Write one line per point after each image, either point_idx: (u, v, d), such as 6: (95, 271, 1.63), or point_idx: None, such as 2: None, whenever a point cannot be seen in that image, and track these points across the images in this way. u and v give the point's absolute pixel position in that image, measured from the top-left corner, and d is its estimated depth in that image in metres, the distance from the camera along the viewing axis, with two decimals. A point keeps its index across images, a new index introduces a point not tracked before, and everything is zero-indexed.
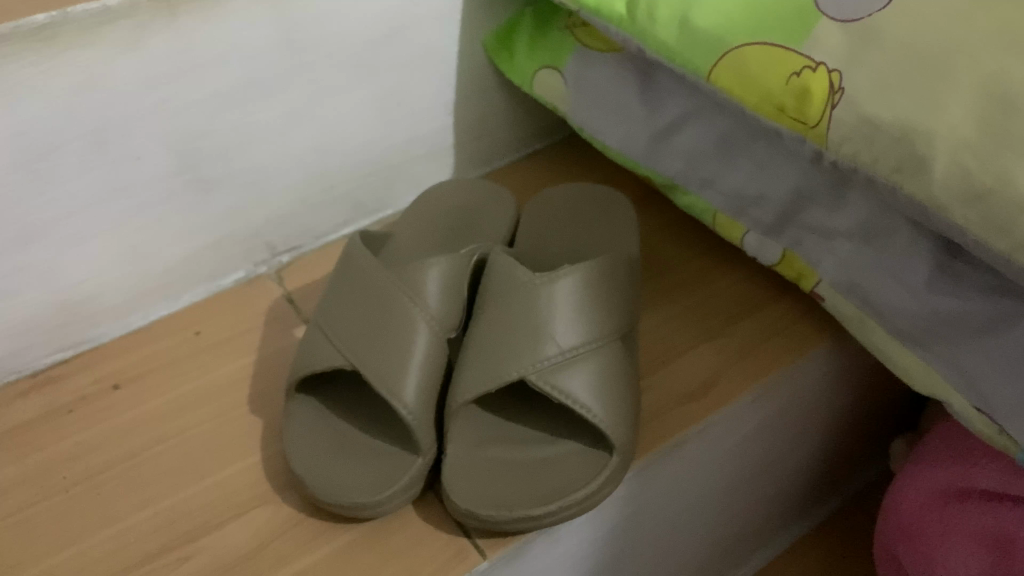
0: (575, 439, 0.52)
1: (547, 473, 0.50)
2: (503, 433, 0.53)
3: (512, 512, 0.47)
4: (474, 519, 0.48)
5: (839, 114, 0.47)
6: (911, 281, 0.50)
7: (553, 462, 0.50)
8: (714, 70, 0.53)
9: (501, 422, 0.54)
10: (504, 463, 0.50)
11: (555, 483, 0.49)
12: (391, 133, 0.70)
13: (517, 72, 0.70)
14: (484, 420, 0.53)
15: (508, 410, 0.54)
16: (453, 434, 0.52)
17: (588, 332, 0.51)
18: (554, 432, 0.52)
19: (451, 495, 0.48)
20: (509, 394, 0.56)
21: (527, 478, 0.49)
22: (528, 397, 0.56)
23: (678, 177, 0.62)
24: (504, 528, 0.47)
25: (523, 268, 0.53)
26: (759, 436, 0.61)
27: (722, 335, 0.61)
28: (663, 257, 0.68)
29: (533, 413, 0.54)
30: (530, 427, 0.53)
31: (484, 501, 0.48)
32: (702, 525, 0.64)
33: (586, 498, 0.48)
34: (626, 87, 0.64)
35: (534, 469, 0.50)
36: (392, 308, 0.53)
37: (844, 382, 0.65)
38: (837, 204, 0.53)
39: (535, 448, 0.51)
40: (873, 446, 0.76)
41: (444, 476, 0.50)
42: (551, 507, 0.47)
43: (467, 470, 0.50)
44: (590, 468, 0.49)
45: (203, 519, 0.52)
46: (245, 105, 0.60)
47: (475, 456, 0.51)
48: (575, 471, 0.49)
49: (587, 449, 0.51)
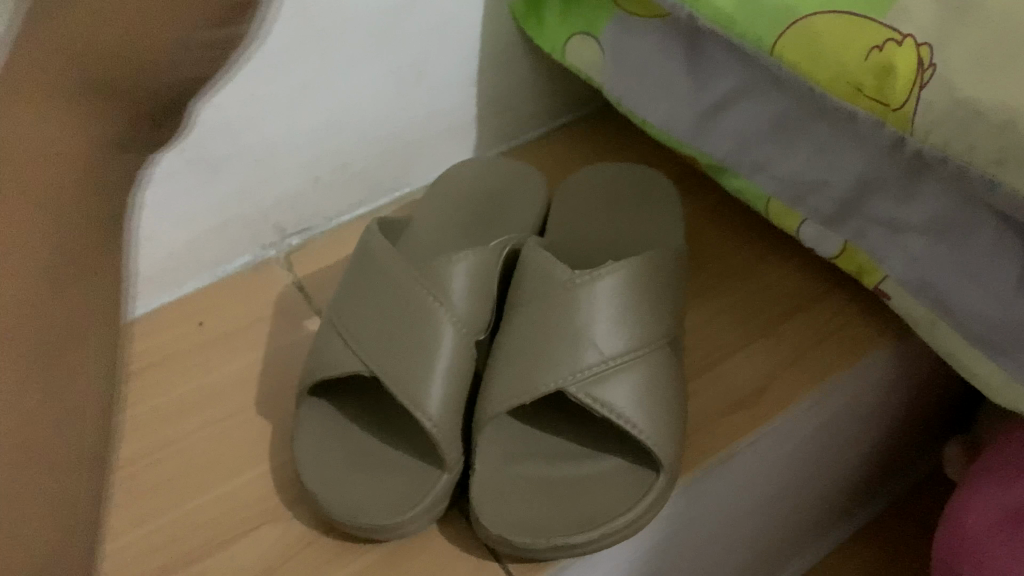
0: (617, 455, 0.47)
1: (587, 493, 0.45)
2: (538, 447, 0.48)
3: (548, 539, 0.42)
4: (505, 546, 0.43)
5: (929, 95, 0.41)
6: (995, 283, 0.44)
7: (593, 481, 0.45)
8: (779, 42, 0.46)
9: (536, 434, 0.49)
10: (539, 481, 0.46)
11: (597, 506, 0.44)
12: (410, 106, 0.64)
13: (548, 38, 0.65)
14: (518, 433, 0.49)
15: (543, 421, 0.50)
16: (481, 449, 0.47)
17: (633, 337, 0.46)
18: (594, 445, 0.48)
19: (479, 518, 0.44)
20: (543, 402, 0.51)
21: (564, 499, 0.44)
22: (566, 406, 0.51)
23: (727, 159, 0.56)
24: (539, 556, 0.43)
25: (560, 265, 0.48)
26: (812, 442, 0.56)
27: (773, 335, 0.55)
28: (706, 247, 0.62)
29: (571, 425, 0.49)
30: (568, 441, 0.48)
31: (518, 525, 0.43)
32: (747, 536, 0.59)
33: (630, 524, 0.43)
34: (669, 58, 0.57)
35: (572, 489, 0.45)
36: (416, 308, 0.48)
37: (902, 384, 0.59)
38: (910, 194, 0.46)
39: (573, 465, 0.47)
40: (924, 446, 0.71)
41: (471, 495, 0.45)
42: (591, 535, 0.42)
43: (498, 490, 0.45)
44: (633, 488, 0.45)
45: (208, 536, 0.48)
46: (251, 77, 0.54)
47: (507, 474, 0.46)
48: (617, 492, 0.45)
49: (630, 466, 0.46)
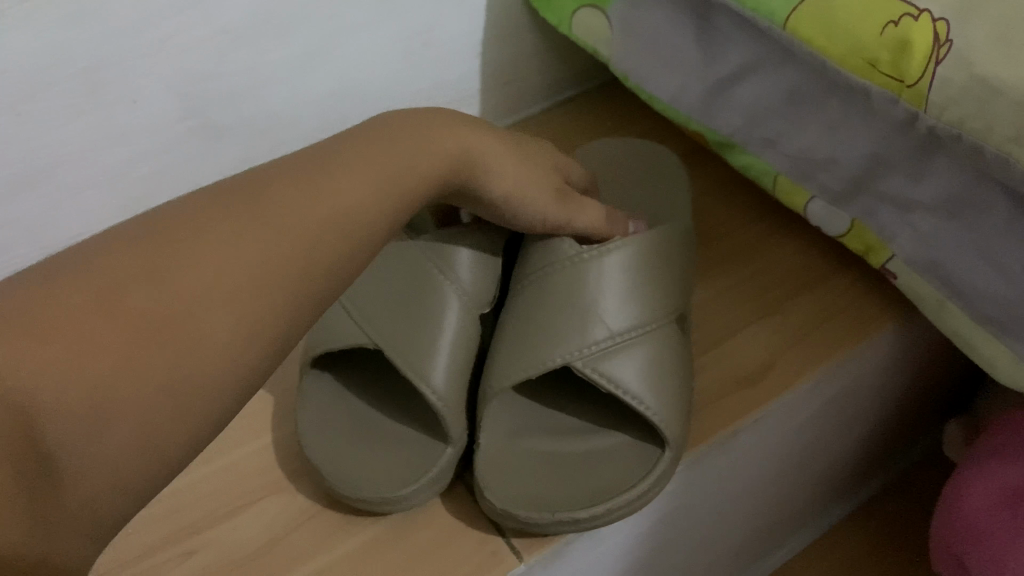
0: (624, 430, 0.47)
1: (593, 469, 0.45)
2: (544, 423, 0.48)
3: (554, 514, 0.42)
4: (510, 520, 0.43)
5: (945, 71, 0.40)
6: (1006, 262, 0.43)
7: (600, 456, 0.45)
8: (793, 17, 0.46)
9: (541, 410, 0.49)
10: (544, 456, 0.46)
11: (603, 481, 0.44)
12: (416, 77, 0.63)
13: (557, 10, 0.64)
14: (523, 408, 0.49)
15: (549, 398, 0.50)
16: (485, 424, 0.47)
17: (641, 312, 0.46)
18: (601, 422, 0.48)
19: (484, 492, 0.43)
20: (549, 379, 0.51)
21: (571, 474, 0.44)
22: (571, 383, 0.51)
23: (736, 135, 0.56)
24: (546, 531, 0.42)
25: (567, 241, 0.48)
26: (816, 420, 0.56)
27: (779, 313, 0.55)
28: (712, 224, 0.62)
29: (577, 402, 0.49)
30: (574, 417, 0.48)
31: (523, 500, 0.43)
32: (748, 512, 0.59)
33: (636, 500, 0.43)
34: (680, 31, 0.56)
35: (579, 464, 0.45)
36: (421, 283, 0.48)
37: (907, 362, 0.59)
38: (920, 172, 0.46)
39: (579, 440, 0.47)
40: (925, 425, 0.71)
41: (474, 468, 0.45)
42: (597, 510, 0.42)
43: (503, 463, 0.45)
44: (639, 463, 0.44)
45: (211, 508, 0.48)
46: (254, 43, 0.53)
47: (512, 448, 0.46)
48: (624, 467, 0.44)
49: (635, 442, 0.46)
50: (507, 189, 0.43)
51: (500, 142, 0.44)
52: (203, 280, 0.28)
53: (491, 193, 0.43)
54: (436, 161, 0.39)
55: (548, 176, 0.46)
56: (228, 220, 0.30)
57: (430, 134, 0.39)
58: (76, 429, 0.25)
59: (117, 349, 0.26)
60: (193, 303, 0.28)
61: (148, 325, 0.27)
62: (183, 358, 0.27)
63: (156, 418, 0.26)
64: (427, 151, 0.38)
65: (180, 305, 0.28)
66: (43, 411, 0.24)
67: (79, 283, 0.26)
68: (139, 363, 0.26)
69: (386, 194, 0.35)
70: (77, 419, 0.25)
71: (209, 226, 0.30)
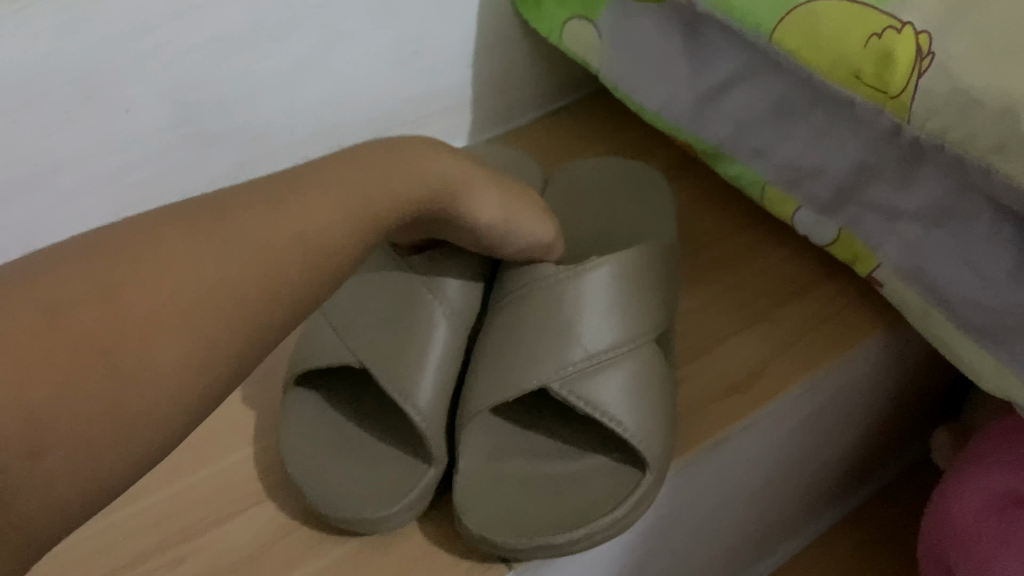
0: (604, 455, 0.47)
1: (572, 494, 0.45)
2: (524, 448, 0.48)
3: (532, 539, 0.41)
4: (488, 546, 0.42)
5: (927, 82, 0.40)
6: (989, 270, 0.44)
7: (580, 481, 0.46)
8: (780, 28, 0.46)
9: (524, 434, 0.49)
10: (525, 481, 0.46)
11: (582, 505, 0.44)
12: (410, 84, 0.64)
13: (547, 20, 0.64)
14: (504, 432, 0.49)
15: (531, 422, 0.50)
16: (466, 446, 0.47)
17: (625, 330, 0.46)
18: (581, 445, 0.48)
19: (462, 518, 0.43)
20: (532, 402, 0.51)
21: (551, 499, 0.45)
22: (552, 406, 0.51)
23: (725, 144, 0.56)
24: (524, 557, 0.42)
25: (546, 264, 0.49)
26: (804, 427, 0.56)
27: (768, 321, 0.56)
28: (702, 234, 0.62)
29: (559, 425, 0.50)
30: (555, 441, 0.48)
31: (501, 524, 0.43)
32: (737, 519, 0.59)
33: (614, 525, 0.43)
34: (669, 41, 0.57)
35: (558, 489, 0.45)
36: (410, 303, 0.49)
37: (895, 370, 0.60)
38: (907, 180, 0.46)
39: (559, 464, 0.47)
40: (914, 432, 0.71)
41: (455, 494, 0.45)
42: (575, 535, 0.41)
43: (481, 491, 0.45)
44: (620, 487, 0.44)
45: (203, 515, 0.48)
46: (249, 50, 0.54)
47: (494, 473, 0.46)
48: (604, 490, 0.45)
49: (615, 465, 0.46)
50: (498, 214, 0.45)
51: (495, 177, 0.46)
52: (181, 292, 0.28)
53: (484, 217, 0.44)
54: (424, 189, 0.40)
55: (534, 203, 0.48)
56: (198, 237, 0.29)
57: (425, 159, 0.41)
58: (24, 453, 0.24)
59: (65, 373, 0.25)
60: (151, 323, 0.27)
61: (99, 341, 0.26)
62: (137, 380, 0.26)
63: (101, 442, 0.25)
64: (415, 168, 0.39)
65: (135, 325, 0.27)
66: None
67: (32, 299, 0.26)
68: (87, 389, 0.25)
69: (373, 207, 0.36)
70: (23, 442, 0.24)
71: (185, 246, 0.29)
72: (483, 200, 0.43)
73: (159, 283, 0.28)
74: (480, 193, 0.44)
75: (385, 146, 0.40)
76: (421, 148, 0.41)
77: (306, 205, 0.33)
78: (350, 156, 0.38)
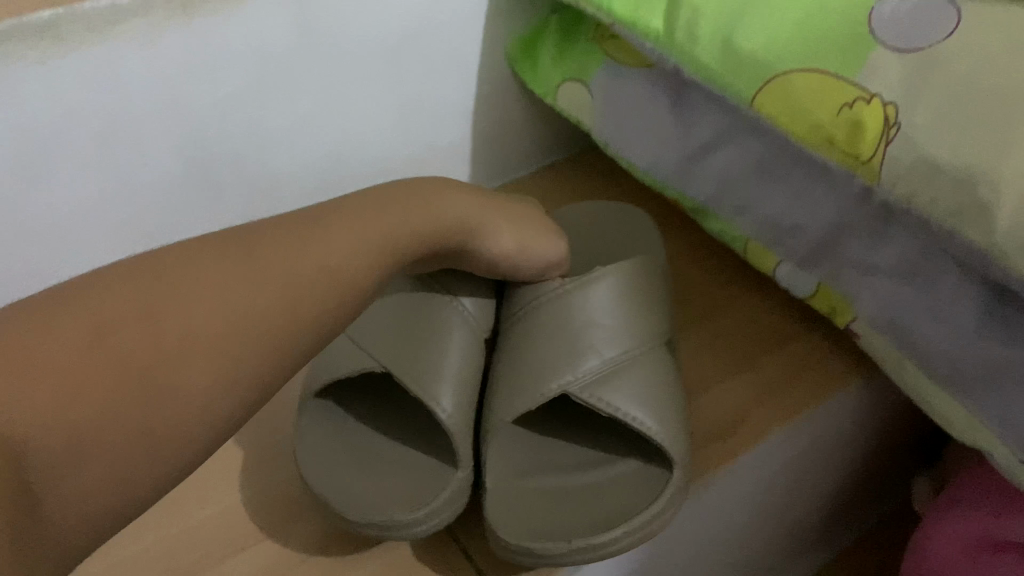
0: (630, 458, 0.49)
1: (601, 500, 0.47)
2: (548, 460, 0.50)
3: (571, 541, 0.43)
4: (526, 557, 0.44)
5: (895, 150, 0.44)
6: (955, 323, 0.47)
7: (606, 489, 0.47)
8: (759, 96, 0.49)
9: (548, 446, 0.51)
10: (551, 492, 0.48)
11: (613, 509, 0.46)
12: (409, 140, 0.67)
13: (541, 81, 0.68)
14: (524, 446, 0.51)
15: (557, 431, 0.53)
16: (492, 463, 0.49)
17: (631, 337, 0.50)
18: (606, 454, 0.50)
19: (496, 530, 0.45)
20: (555, 415, 0.54)
21: (579, 505, 0.46)
22: (573, 421, 0.54)
23: (710, 202, 0.59)
24: (564, 561, 0.43)
25: (550, 283, 0.53)
26: (785, 472, 0.58)
27: (750, 369, 0.58)
28: (688, 285, 0.65)
29: (582, 436, 0.52)
30: (580, 450, 0.51)
31: (535, 534, 0.44)
32: (720, 562, 0.61)
33: (649, 521, 0.44)
34: (656, 102, 0.61)
35: (584, 496, 0.47)
36: (429, 318, 0.52)
37: (872, 418, 0.62)
38: (879, 239, 0.49)
39: (584, 473, 0.49)
40: (891, 480, 0.74)
41: (486, 510, 0.46)
42: (614, 533, 0.43)
43: (512, 501, 0.47)
44: (649, 486, 0.47)
45: (206, 551, 0.50)
46: (257, 108, 0.57)
47: (520, 486, 0.48)
48: (633, 494, 0.47)
49: (641, 469, 0.48)
50: (507, 245, 0.50)
51: (503, 210, 0.51)
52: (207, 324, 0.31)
53: (495, 248, 0.50)
54: (436, 226, 0.44)
55: (540, 230, 0.53)
56: (227, 275, 0.33)
57: (439, 196, 0.46)
58: (62, 463, 0.27)
59: (101, 395, 0.28)
60: (180, 351, 0.30)
61: (134, 362, 0.29)
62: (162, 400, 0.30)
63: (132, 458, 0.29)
64: (423, 213, 0.43)
65: (168, 346, 0.30)
66: (29, 443, 0.26)
67: (74, 327, 0.29)
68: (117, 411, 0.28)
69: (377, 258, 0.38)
70: (63, 453, 0.27)
71: (203, 298, 0.32)
72: (494, 232, 0.49)
73: (188, 313, 0.31)
74: (485, 227, 0.49)
75: (390, 191, 0.43)
76: (435, 185, 0.47)
77: (317, 257, 0.36)
78: (354, 203, 0.41)
